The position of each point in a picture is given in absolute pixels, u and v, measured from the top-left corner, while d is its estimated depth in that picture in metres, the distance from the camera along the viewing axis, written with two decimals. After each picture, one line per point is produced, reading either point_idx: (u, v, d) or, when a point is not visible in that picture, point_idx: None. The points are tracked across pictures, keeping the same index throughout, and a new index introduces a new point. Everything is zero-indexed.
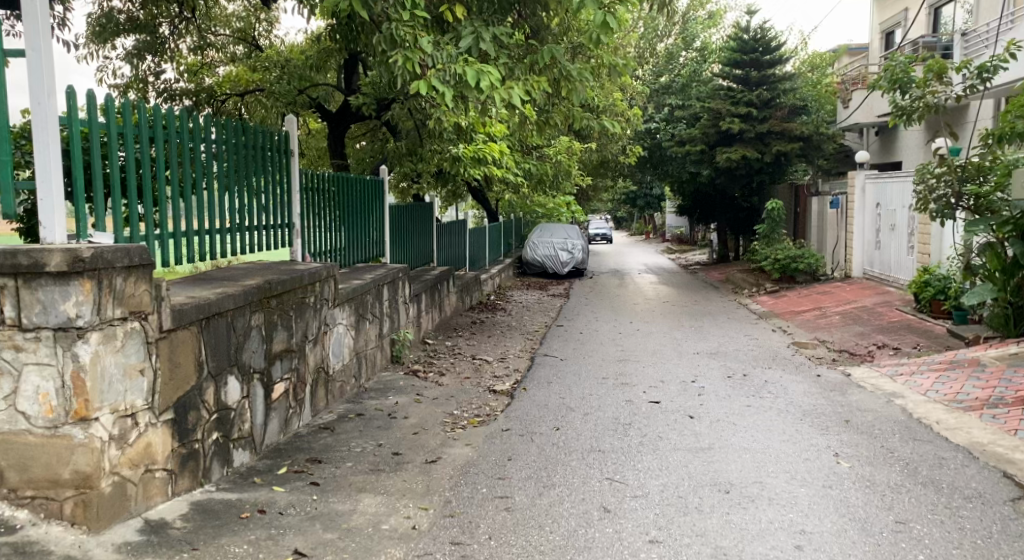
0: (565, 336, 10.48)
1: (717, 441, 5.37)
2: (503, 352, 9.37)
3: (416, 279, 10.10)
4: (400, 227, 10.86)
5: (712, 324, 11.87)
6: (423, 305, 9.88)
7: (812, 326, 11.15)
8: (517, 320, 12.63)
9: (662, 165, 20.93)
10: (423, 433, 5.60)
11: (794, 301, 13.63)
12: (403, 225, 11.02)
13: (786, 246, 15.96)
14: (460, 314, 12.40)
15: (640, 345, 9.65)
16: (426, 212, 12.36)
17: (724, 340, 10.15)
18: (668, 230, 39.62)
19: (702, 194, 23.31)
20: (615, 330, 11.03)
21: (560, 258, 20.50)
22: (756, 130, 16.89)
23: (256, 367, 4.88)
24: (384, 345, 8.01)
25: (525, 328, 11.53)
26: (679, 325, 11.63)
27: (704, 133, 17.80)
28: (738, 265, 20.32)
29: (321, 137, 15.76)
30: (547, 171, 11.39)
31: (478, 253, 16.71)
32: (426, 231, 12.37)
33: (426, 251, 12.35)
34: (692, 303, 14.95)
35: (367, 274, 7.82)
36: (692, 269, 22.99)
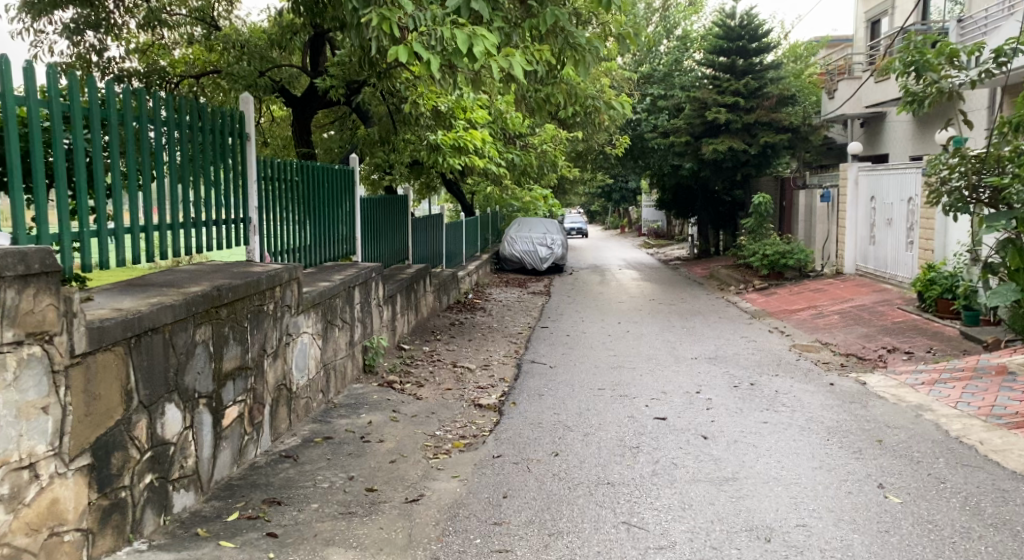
0: (551, 340, 9.77)
1: (740, 469, 4.68)
2: (485, 359, 8.64)
3: (390, 279, 9.33)
4: (371, 222, 10.05)
5: (704, 325, 11.24)
6: (398, 307, 9.12)
7: (811, 327, 10.56)
8: (497, 321, 11.90)
9: (644, 158, 20.29)
10: (402, 462, 4.86)
11: (786, 299, 13.06)
12: (374, 220, 10.21)
13: (774, 241, 15.40)
14: (437, 315, 11.65)
15: (632, 349, 8.97)
16: (400, 206, 11.57)
17: (721, 343, 9.51)
18: (645, 224, 39.09)
19: (683, 187, 22.73)
20: (603, 332, 10.35)
21: (538, 253, 19.82)
22: (744, 121, 16.29)
23: (202, 391, 4.09)
24: (356, 353, 7.24)
25: (508, 331, 10.80)
26: (670, 326, 10.98)
27: (688, 124, 17.18)
28: (722, 261, 19.77)
29: (289, 126, 15.03)
30: (531, 163, 10.67)
31: (454, 248, 15.94)
32: (400, 226, 11.57)
33: (400, 248, 11.57)
34: (679, 301, 14.33)
35: (336, 275, 7.03)
36: (673, 264, 22.42)
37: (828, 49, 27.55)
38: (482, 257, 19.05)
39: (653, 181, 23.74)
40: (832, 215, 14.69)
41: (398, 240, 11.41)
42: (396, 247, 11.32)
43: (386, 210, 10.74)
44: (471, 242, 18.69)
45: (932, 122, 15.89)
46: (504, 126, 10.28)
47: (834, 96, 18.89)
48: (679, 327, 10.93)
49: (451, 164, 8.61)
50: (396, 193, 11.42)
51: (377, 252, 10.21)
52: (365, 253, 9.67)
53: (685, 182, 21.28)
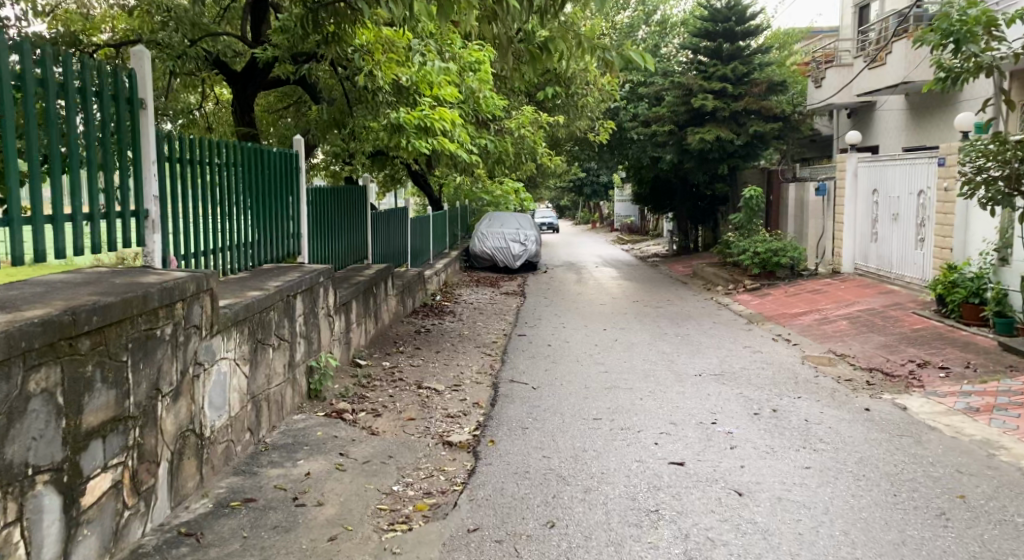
0: (530, 352, 8.57)
1: (798, 548, 3.53)
2: (455, 378, 7.42)
3: (344, 282, 8.03)
4: (322, 219, 8.64)
5: (699, 331, 10.10)
6: (353, 316, 7.85)
7: (818, 334, 9.48)
8: (468, 329, 10.65)
9: (621, 150, 19.07)
10: (345, 542, 3.64)
11: (782, 301, 12.01)
12: (326, 215, 8.78)
13: (765, 238, 14.35)
14: (399, 321, 10.36)
15: (625, 363, 7.81)
16: (358, 199, 10.18)
17: (723, 355, 8.37)
18: (617, 219, 37.95)
19: (661, 179, 21.65)
20: (588, 341, 9.16)
21: (511, 250, 18.63)
22: (732, 109, 15.17)
23: (43, 464, 2.82)
24: (297, 377, 5.97)
25: (480, 341, 9.55)
26: (661, 333, 9.84)
27: (673, 112, 15.97)
28: (706, 258, 18.71)
29: (230, 111, 13.56)
30: (509, 148, 9.36)
31: (420, 245, 14.64)
32: (358, 223, 10.15)
33: (357, 248, 10.17)
34: (665, 302, 13.19)
35: (271, 283, 5.74)
36: (651, 261, 21.33)
37: (808, 39, 26.54)
38: (450, 254, 17.77)
39: (630, 173, 22.59)
40: (828, 210, 13.66)
41: (354, 239, 9.99)
42: (352, 247, 9.91)
43: (340, 205, 9.34)
44: (439, 238, 17.39)
45: (924, 109, 15.01)
46: (476, 106, 8.99)
47: (821, 84, 17.84)
48: (672, 334, 9.79)
49: (414, 146, 7.36)
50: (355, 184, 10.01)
51: (328, 255, 8.81)
52: (314, 257, 8.27)
53: (665, 174, 20.17)
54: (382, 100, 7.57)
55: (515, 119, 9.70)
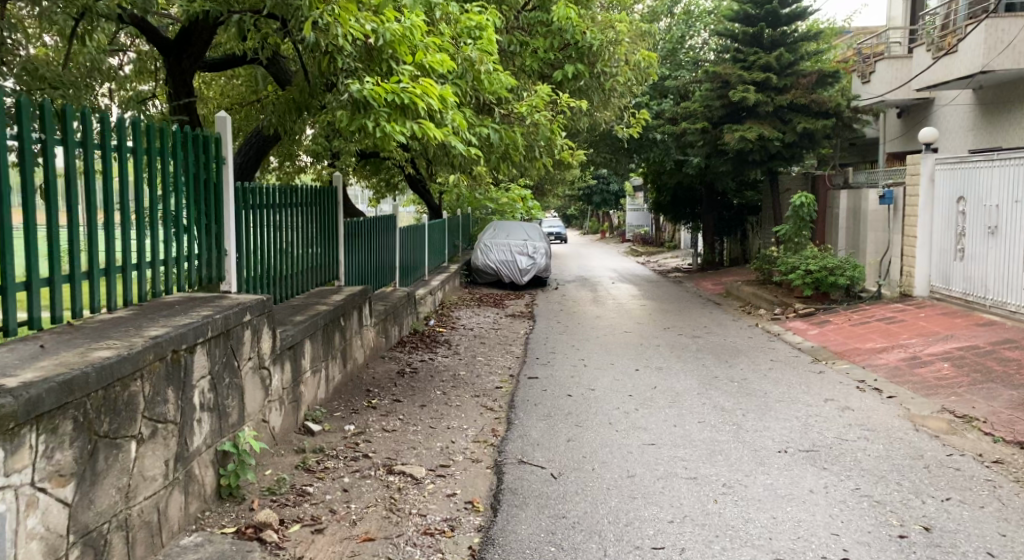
0: (543, 409, 6.48)
1: None
2: (444, 453, 5.35)
3: (294, 316, 5.97)
4: (269, 233, 6.53)
5: (757, 373, 8.00)
6: (304, 363, 5.81)
7: (915, 380, 7.38)
8: (466, 366, 8.61)
9: (640, 153, 16.99)
10: None
11: (846, 331, 9.95)
12: (277, 227, 6.70)
13: (817, 254, 12.28)
14: (379, 358, 8.31)
15: (673, 432, 5.74)
16: (328, 209, 8.09)
17: (801, 417, 6.29)
18: (628, 229, 35.80)
19: (684, 186, 19.57)
20: (620, 391, 7.06)
21: (518, 264, 16.58)
22: (776, 102, 13.04)
23: None
24: (196, 475, 3.94)
25: (480, 387, 7.48)
26: (710, 377, 7.76)
27: (706, 107, 13.84)
28: (737, 274, 16.65)
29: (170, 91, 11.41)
30: (519, 140, 7.21)
31: (413, 259, 12.59)
32: (325, 238, 8.02)
33: (324, 268, 8.03)
34: (702, 329, 11.11)
35: (149, 332, 3.69)
36: (673, 275, 19.25)
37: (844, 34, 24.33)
38: (449, 268, 15.77)
39: (648, 179, 20.49)
40: (892, 222, 11.57)
41: (320, 258, 7.91)
42: (317, 268, 7.78)
43: (300, 216, 7.25)
44: (436, 250, 15.37)
45: (999, 106, 12.89)
46: (478, 83, 6.88)
47: (870, 79, 15.72)
48: (724, 379, 7.72)
49: (387, 132, 5.23)
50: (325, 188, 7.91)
51: (278, 281, 6.71)
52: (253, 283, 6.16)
53: (689, 180, 18.09)
54: (343, 67, 5.54)
55: (531, 102, 7.54)
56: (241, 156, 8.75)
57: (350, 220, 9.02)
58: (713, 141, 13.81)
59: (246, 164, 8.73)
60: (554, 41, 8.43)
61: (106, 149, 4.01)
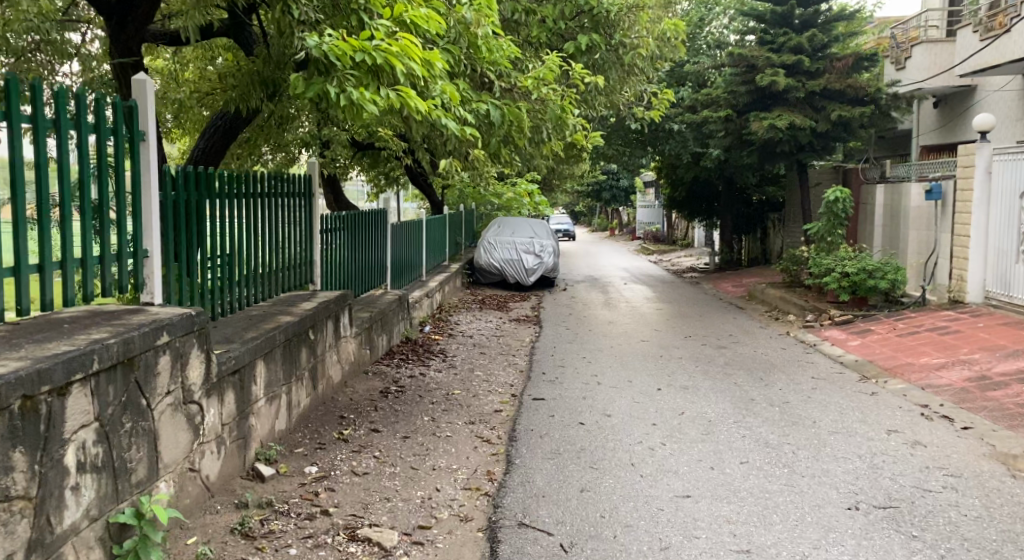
0: (549, 444, 5.40)
1: None
2: (425, 510, 4.26)
3: (245, 333, 4.87)
4: (202, 230, 5.42)
5: (799, 395, 6.88)
6: (256, 390, 4.74)
7: (989, 406, 6.26)
8: (461, 382, 7.53)
9: (655, 145, 15.85)
10: None
11: (892, 343, 8.83)
12: (216, 223, 5.59)
13: (853, 254, 11.14)
14: (360, 374, 7.22)
15: (709, 480, 4.65)
16: (294, 203, 6.96)
17: (864, 455, 5.18)
18: (638, 227, 34.60)
19: (701, 181, 18.43)
20: (641, 420, 5.95)
21: (523, 263, 15.47)
22: (808, 87, 11.91)
23: None
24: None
25: (476, 411, 6.39)
26: (745, 402, 6.64)
27: (730, 94, 12.71)
28: (760, 275, 15.50)
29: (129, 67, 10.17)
30: (524, 120, 6.12)
31: (408, 257, 11.48)
32: (290, 236, 6.88)
33: (289, 272, 6.90)
34: (728, 338, 10.00)
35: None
36: (690, 276, 18.12)
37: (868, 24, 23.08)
38: (450, 267, 14.70)
39: (663, 174, 19.35)
40: (938, 220, 10.41)
41: (283, 260, 6.77)
42: (277, 271, 6.65)
43: (251, 210, 6.14)
44: (435, 248, 14.28)
45: None
46: (475, 48, 5.80)
47: (905, 65, 14.55)
48: (762, 403, 6.60)
49: (354, 99, 4.15)
50: (289, 179, 6.77)
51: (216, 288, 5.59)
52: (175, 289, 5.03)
53: (707, 175, 16.96)
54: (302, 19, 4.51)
55: (538, 74, 6.42)
56: (207, 139, 7.60)
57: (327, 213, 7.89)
58: (737, 130, 12.70)
59: (215, 146, 7.60)
60: (564, 8, 7.41)
61: (120, 139, 3.84)
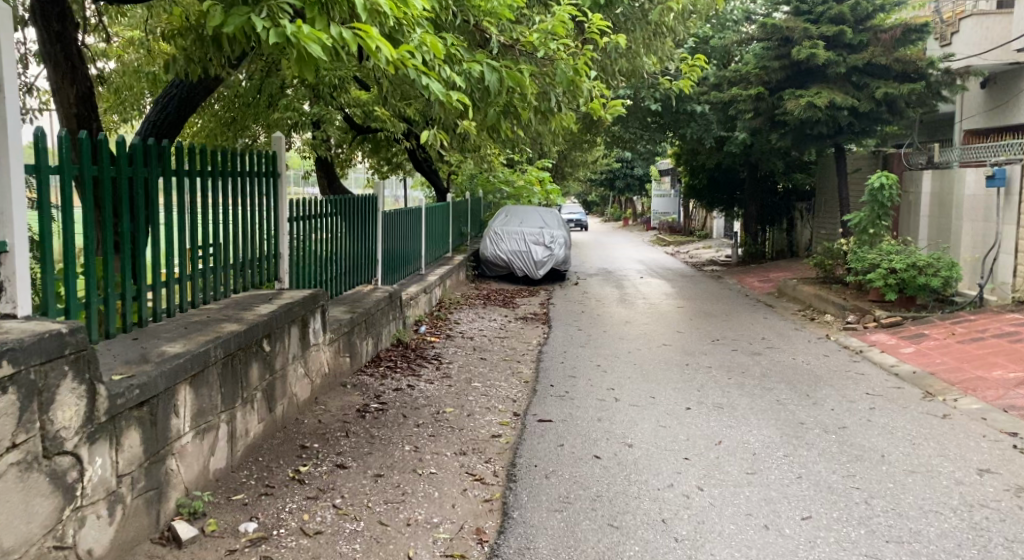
0: (555, 490, 4.33)
1: None
2: None
3: (168, 352, 3.80)
4: (122, 216, 4.25)
5: (855, 419, 5.75)
6: (178, 424, 3.66)
7: None
8: (455, 396, 6.44)
9: (676, 128, 14.68)
10: None
11: (953, 351, 7.69)
12: (141, 209, 4.41)
13: (899, 248, 9.98)
14: (334, 388, 6.12)
15: (765, 549, 3.56)
16: (253, 186, 5.77)
17: (958, 507, 4.07)
18: (653, 217, 33.31)
19: (723, 168, 17.26)
20: (670, 455, 4.86)
21: (532, 254, 14.37)
22: (850, 62, 10.73)
23: None
24: None
25: (469, 438, 5.30)
26: (793, 429, 5.52)
27: (761, 69, 11.53)
28: (787, 270, 14.33)
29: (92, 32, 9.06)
30: (529, 85, 5.10)
31: (402, 249, 10.32)
32: (247, 225, 5.70)
33: (244, 268, 5.72)
34: (760, 343, 8.88)
35: None
36: (710, 269, 16.98)
37: None
38: (453, 260, 13.61)
39: (681, 160, 18.18)
40: (999, 209, 9.24)
41: (236, 254, 5.59)
42: (227, 267, 5.46)
43: (199, 192, 5.07)
44: (437, 238, 13.20)
45: None
46: None
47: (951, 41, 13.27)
48: (813, 430, 5.48)
49: (291, 33, 3.22)
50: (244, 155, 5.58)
51: (142, 290, 4.42)
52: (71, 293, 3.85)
53: (730, 161, 15.76)
54: None
55: (545, 26, 5.33)
56: (159, 113, 6.38)
57: (298, 199, 6.71)
58: (770, 110, 11.55)
59: (168, 119, 6.37)
60: None
61: None
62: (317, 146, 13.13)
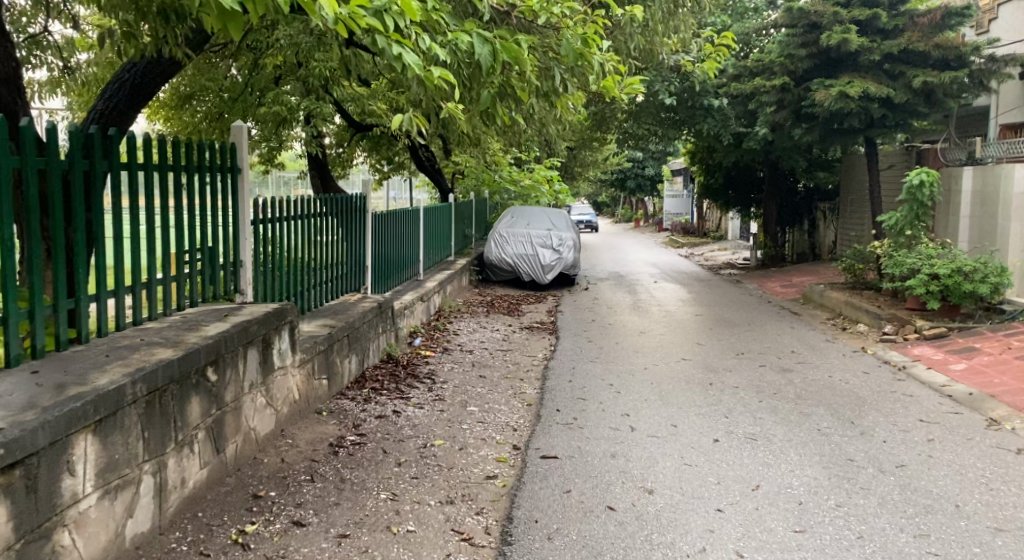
0: None
1: None
2: None
3: (66, 390, 2.99)
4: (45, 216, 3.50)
5: (914, 455, 4.89)
6: (73, 486, 2.85)
7: None
8: (446, 424, 5.61)
9: (691, 123, 13.82)
10: None
11: (1013, 370, 6.79)
12: (57, 209, 3.58)
13: (941, 252, 9.09)
14: (306, 416, 5.31)
15: None
16: (209, 182, 4.89)
17: None
18: (666, 219, 32.32)
19: (741, 166, 16.36)
20: (700, 510, 4.00)
21: (538, 258, 13.54)
22: (884, 48, 9.86)
23: None
24: None
25: (458, 482, 4.47)
26: (843, 468, 4.66)
27: (787, 58, 10.69)
28: (812, 274, 13.44)
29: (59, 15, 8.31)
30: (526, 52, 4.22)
31: (395, 255, 9.46)
32: (203, 227, 4.83)
33: (198, 278, 4.85)
34: (790, 357, 8.01)
35: None
36: (728, 273, 16.09)
37: None
38: (455, 264, 12.76)
39: (697, 158, 17.29)
40: None
41: (189, 261, 4.74)
42: (179, 277, 4.60)
43: (148, 192, 4.27)
44: (438, 241, 12.40)
45: None
46: None
47: (989, 29, 12.33)
48: (867, 471, 4.62)
49: None
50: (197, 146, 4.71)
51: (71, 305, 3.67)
52: None
53: (749, 159, 14.86)
54: None
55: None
56: (105, 102, 5.56)
57: (264, 198, 5.85)
58: (795, 101, 10.69)
59: (116, 105, 5.54)
60: None
61: None
62: (310, 144, 12.36)
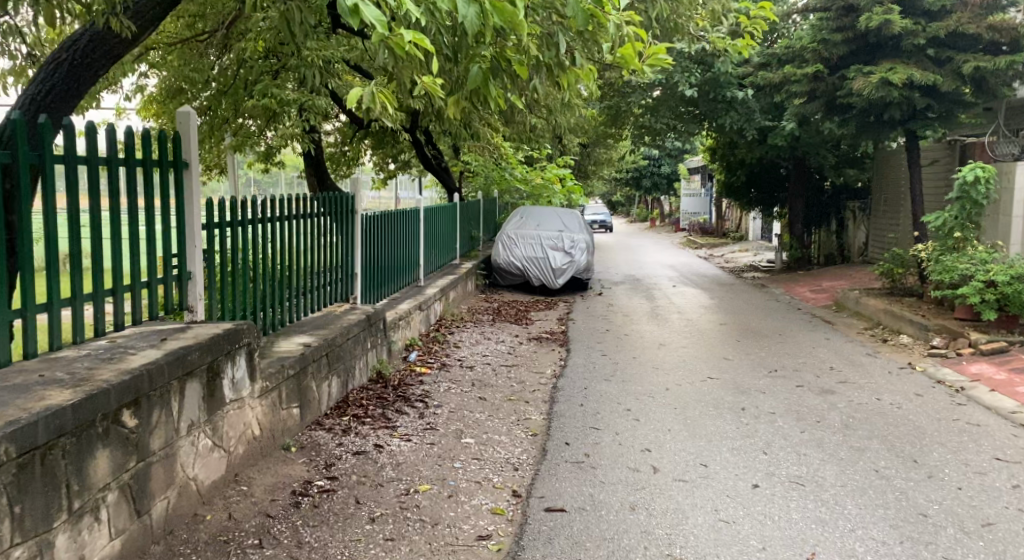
0: None
1: None
2: None
3: None
4: None
5: (1000, 509, 4.01)
6: None
7: None
8: (436, 462, 4.78)
9: (713, 117, 12.91)
10: None
11: None
12: None
13: (996, 257, 8.17)
14: (269, 455, 4.49)
15: None
16: (145, 179, 4.00)
17: None
18: (682, 219, 31.35)
19: (765, 162, 15.42)
20: None
21: (549, 261, 12.69)
22: (931, 31, 8.93)
23: None
24: None
25: (442, 545, 3.63)
26: (916, 527, 3.80)
27: (820, 44, 9.77)
28: (842, 279, 12.50)
29: None
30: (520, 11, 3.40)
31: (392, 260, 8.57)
32: (136, 235, 3.93)
33: (131, 295, 3.96)
34: (830, 376, 7.12)
35: None
36: (750, 276, 15.17)
37: None
38: (460, 268, 11.94)
39: (717, 154, 16.38)
40: None
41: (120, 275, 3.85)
42: (98, 297, 3.67)
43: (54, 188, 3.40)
44: (442, 244, 11.58)
45: None
46: None
47: None
48: (947, 532, 3.75)
49: None
50: (125, 135, 3.80)
51: None
52: None
53: (774, 156, 13.93)
54: None
55: None
56: (38, 85, 4.70)
57: (230, 197, 4.94)
58: (830, 91, 9.78)
59: (52, 86, 4.69)
60: None
61: None
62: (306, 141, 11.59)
